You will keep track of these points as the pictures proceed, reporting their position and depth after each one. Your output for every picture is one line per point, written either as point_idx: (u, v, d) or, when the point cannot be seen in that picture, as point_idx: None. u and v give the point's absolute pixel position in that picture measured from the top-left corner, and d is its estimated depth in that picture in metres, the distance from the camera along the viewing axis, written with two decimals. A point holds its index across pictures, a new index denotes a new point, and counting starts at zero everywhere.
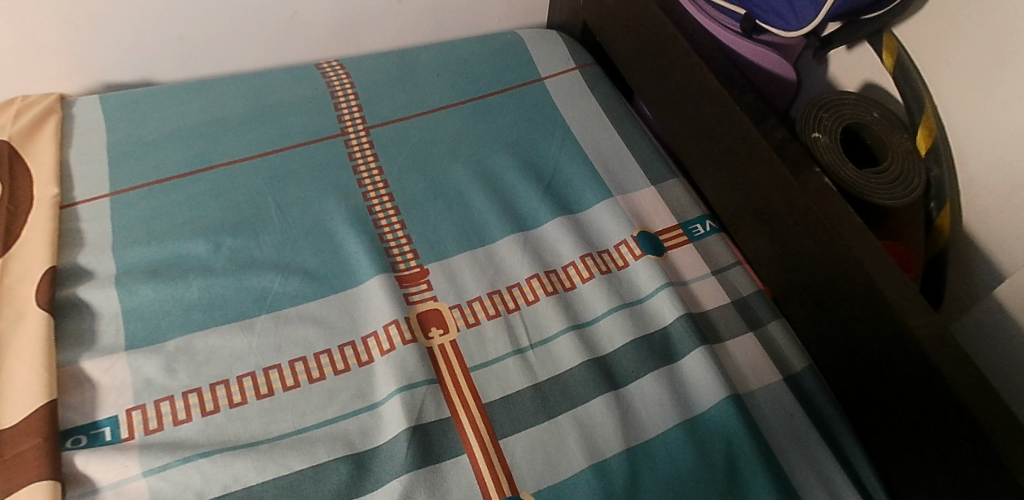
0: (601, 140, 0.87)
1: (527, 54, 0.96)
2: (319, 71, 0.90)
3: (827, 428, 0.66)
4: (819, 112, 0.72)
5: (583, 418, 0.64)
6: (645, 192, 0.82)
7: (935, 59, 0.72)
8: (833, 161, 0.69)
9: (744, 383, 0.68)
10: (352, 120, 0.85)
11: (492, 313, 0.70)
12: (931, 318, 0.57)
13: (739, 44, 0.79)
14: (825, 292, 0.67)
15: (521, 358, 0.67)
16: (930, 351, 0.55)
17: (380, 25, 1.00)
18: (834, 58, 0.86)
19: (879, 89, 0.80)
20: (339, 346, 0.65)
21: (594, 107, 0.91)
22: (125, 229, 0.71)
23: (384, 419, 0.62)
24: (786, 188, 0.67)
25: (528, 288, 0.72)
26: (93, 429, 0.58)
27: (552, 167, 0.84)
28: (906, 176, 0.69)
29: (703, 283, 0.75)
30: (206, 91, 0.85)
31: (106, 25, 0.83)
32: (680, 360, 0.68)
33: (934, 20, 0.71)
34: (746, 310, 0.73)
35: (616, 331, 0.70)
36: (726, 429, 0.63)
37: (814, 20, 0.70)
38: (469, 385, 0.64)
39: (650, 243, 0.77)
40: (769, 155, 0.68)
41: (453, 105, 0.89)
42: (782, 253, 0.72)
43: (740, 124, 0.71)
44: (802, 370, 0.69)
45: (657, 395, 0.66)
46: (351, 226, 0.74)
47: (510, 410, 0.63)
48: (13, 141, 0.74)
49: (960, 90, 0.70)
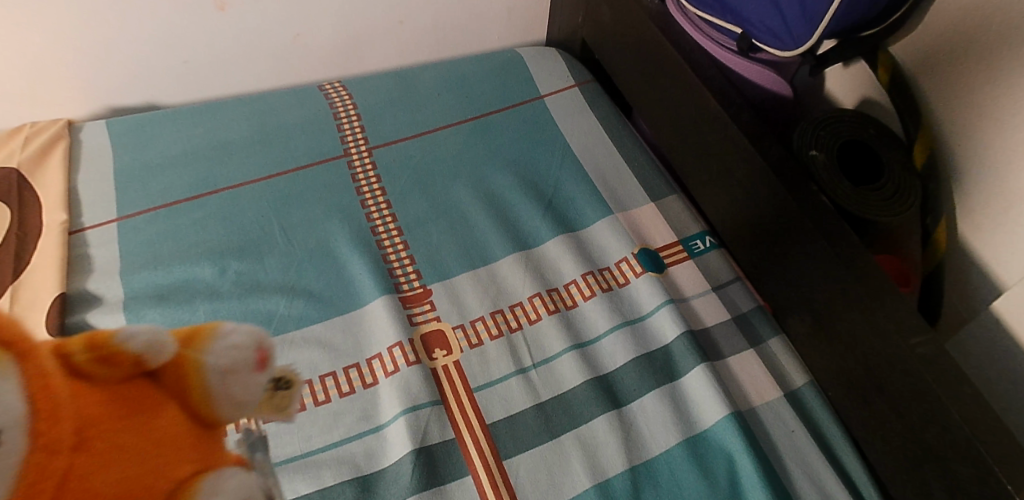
0: (600, 157, 0.88)
1: (527, 72, 0.97)
2: (322, 93, 0.91)
3: (827, 445, 0.66)
4: (816, 130, 0.73)
5: (586, 437, 0.64)
6: (645, 209, 0.83)
7: (931, 76, 0.73)
8: (830, 179, 0.70)
9: (746, 400, 0.68)
10: (355, 141, 0.86)
11: (495, 333, 0.70)
12: (929, 336, 0.57)
13: (735, 61, 0.80)
14: (824, 310, 0.67)
15: (524, 377, 0.68)
16: (925, 369, 0.56)
17: (382, 45, 1.01)
18: (831, 74, 0.87)
19: (876, 106, 0.81)
20: (344, 368, 0.66)
21: (593, 124, 0.92)
22: (132, 254, 0.72)
23: (390, 441, 0.62)
24: (784, 207, 0.68)
25: (530, 306, 0.73)
26: None
27: (552, 184, 0.85)
28: (902, 192, 0.70)
29: (703, 300, 0.75)
30: (211, 115, 0.86)
31: (112, 52, 0.85)
32: (682, 377, 0.69)
33: (928, 38, 0.72)
34: (747, 326, 0.74)
35: (618, 349, 0.70)
36: (728, 447, 0.64)
37: (810, 41, 0.71)
38: (474, 405, 0.65)
39: (650, 260, 0.77)
40: (767, 173, 0.68)
41: (454, 124, 0.90)
42: (782, 269, 0.72)
43: (737, 142, 0.71)
44: (802, 385, 0.70)
45: (659, 412, 0.66)
46: (355, 247, 0.75)
47: (514, 430, 0.64)
48: (22, 168, 0.76)
49: (953, 108, 0.71)
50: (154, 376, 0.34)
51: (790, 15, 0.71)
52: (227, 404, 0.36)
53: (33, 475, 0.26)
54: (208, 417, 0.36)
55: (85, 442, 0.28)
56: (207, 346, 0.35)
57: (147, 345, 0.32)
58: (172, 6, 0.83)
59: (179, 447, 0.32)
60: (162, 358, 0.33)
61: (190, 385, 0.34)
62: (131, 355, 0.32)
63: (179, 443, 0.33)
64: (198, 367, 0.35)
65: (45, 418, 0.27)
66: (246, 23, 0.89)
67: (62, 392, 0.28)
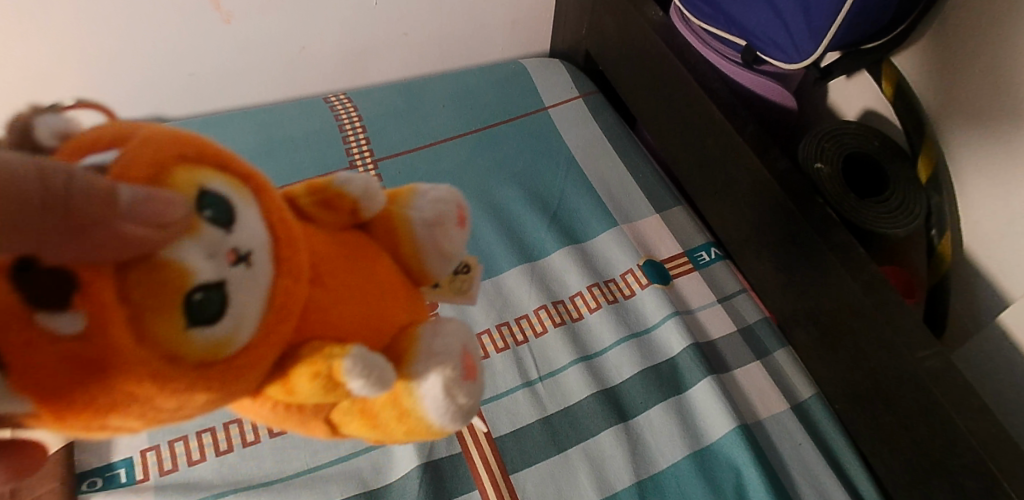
0: (605, 168, 0.88)
1: (531, 83, 0.97)
2: (327, 104, 0.91)
3: (835, 458, 0.66)
4: (821, 142, 0.73)
5: (593, 451, 0.64)
6: (650, 220, 0.83)
7: (934, 88, 0.73)
8: (835, 191, 0.70)
9: (753, 413, 0.68)
10: (361, 153, 0.86)
11: (501, 346, 0.70)
12: (936, 350, 0.57)
13: (739, 74, 0.81)
14: (830, 322, 0.67)
15: (531, 390, 0.68)
16: (932, 383, 0.56)
17: (386, 57, 1.02)
18: (835, 86, 0.87)
19: (880, 117, 0.81)
20: None
21: (598, 135, 0.92)
22: None
23: (396, 455, 0.62)
24: (790, 219, 0.68)
25: (536, 319, 0.73)
26: (108, 471, 0.58)
27: (557, 195, 0.85)
28: (908, 204, 0.70)
29: (709, 311, 0.75)
30: (217, 128, 0.87)
31: (118, 65, 0.85)
32: (688, 390, 0.69)
33: (932, 50, 0.73)
34: (753, 338, 0.74)
35: (624, 361, 0.70)
36: (735, 461, 0.63)
37: (815, 53, 0.70)
38: (480, 419, 0.65)
39: (656, 272, 0.77)
40: (773, 186, 0.68)
41: (459, 136, 0.90)
42: (788, 282, 0.72)
43: (743, 155, 0.71)
44: (809, 398, 0.70)
45: (666, 425, 0.66)
46: None
47: (520, 444, 0.64)
48: None
49: (957, 120, 0.71)
50: (368, 230, 0.35)
51: (795, 27, 0.70)
52: (438, 257, 0.36)
53: (280, 289, 0.27)
54: (419, 271, 0.37)
55: (321, 276, 0.30)
56: (409, 204, 0.36)
57: (361, 191, 0.34)
58: (178, 19, 0.83)
59: (396, 294, 0.33)
60: (376, 206, 0.35)
61: (400, 235, 0.35)
62: (347, 200, 0.34)
63: (391, 286, 0.33)
64: (405, 219, 0.36)
65: (285, 237, 0.28)
66: (252, 36, 0.89)
67: (299, 228, 0.30)
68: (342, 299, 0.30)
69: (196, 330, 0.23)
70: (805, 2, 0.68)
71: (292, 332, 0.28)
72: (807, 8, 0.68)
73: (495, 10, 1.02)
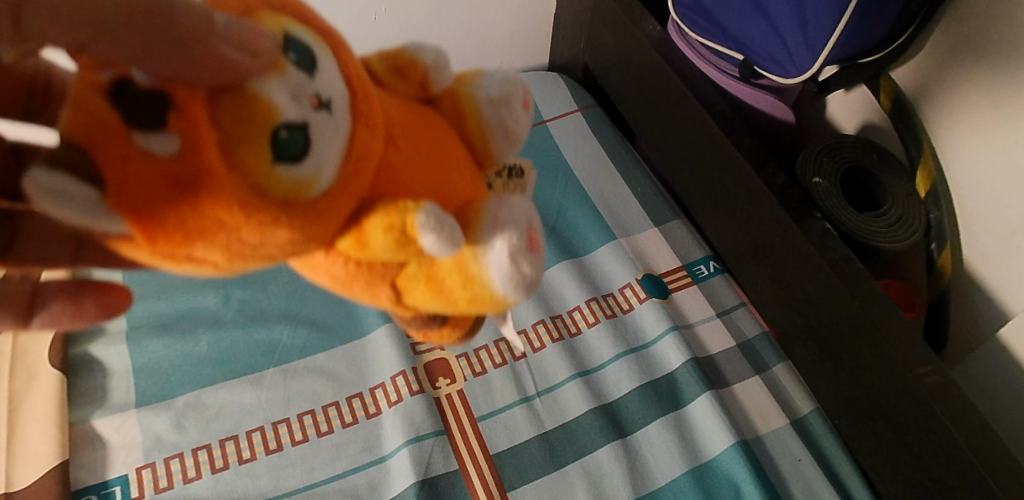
0: (603, 182, 0.88)
1: (530, 97, 0.98)
2: None
3: (836, 475, 0.66)
4: (819, 156, 0.73)
5: (590, 468, 0.64)
6: (649, 234, 0.83)
7: (933, 101, 0.73)
8: (834, 206, 0.70)
9: (751, 428, 0.68)
10: None
11: (498, 362, 0.70)
12: (936, 366, 0.57)
13: (738, 88, 0.81)
14: (829, 338, 0.67)
15: (528, 406, 0.67)
16: (932, 400, 0.55)
17: None
18: (833, 99, 0.87)
19: (878, 130, 0.81)
20: (346, 397, 0.66)
21: (596, 149, 0.92)
22: (135, 282, 0.72)
23: (392, 472, 0.62)
24: (789, 234, 0.67)
25: (534, 334, 0.73)
26: (103, 489, 0.58)
27: (556, 209, 0.85)
28: (907, 218, 0.70)
29: (707, 326, 0.75)
30: None
31: None
32: (687, 405, 0.68)
33: (930, 64, 0.73)
34: (751, 353, 0.74)
35: (623, 377, 0.70)
36: (735, 477, 0.63)
37: (812, 68, 0.70)
38: (477, 435, 0.65)
39: (654, 286, 0.77)
40: (771, 200, 0.68)
41: None
42: (786, 296, 0.72)
43: (741, 169, 0.71)
44: (809, 413, 0.70)
45: (664, 441, 0.66)
46: None
47: (518, 461, 0.63)
48: None
49: (957, 132, 0.71)
50: (434, 109, 0.32)
51: (792, 42, 0.71)
52: (505, 142, 0.33)
53: (357, 139, 0.24)
54: (485, 156, 0.33)
55: (392, 139, 0.27)
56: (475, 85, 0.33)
57: (433, 60, 0.31)
58: None
59: (465, 172, 0.30)
60: (444, 80, 0.32)
61: (466, 115, 0.32)
62: (419, 70, 0.31)
63: (458, 157, 0.30)
64: (471, 99, 0.32)
65: (360, 89, 0.25)
66: None
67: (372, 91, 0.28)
68: (404, 160, 0.27)
69: (281, 165, 0.21)
70: (803, 18, 0.68)
71: (362, 189, 0.25)
72: (804, 24, 0.68)
73: (494, 25, 1.03)
